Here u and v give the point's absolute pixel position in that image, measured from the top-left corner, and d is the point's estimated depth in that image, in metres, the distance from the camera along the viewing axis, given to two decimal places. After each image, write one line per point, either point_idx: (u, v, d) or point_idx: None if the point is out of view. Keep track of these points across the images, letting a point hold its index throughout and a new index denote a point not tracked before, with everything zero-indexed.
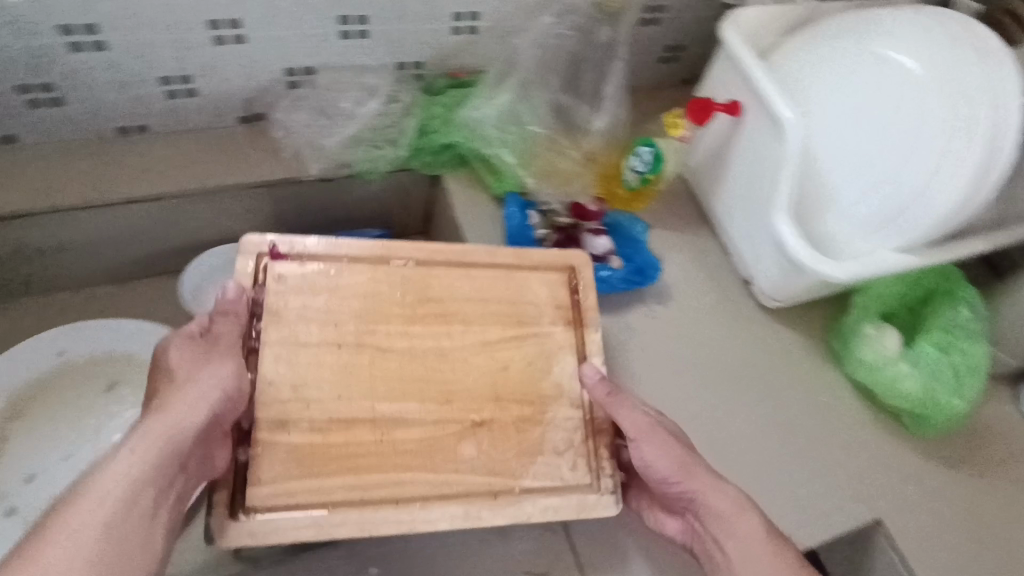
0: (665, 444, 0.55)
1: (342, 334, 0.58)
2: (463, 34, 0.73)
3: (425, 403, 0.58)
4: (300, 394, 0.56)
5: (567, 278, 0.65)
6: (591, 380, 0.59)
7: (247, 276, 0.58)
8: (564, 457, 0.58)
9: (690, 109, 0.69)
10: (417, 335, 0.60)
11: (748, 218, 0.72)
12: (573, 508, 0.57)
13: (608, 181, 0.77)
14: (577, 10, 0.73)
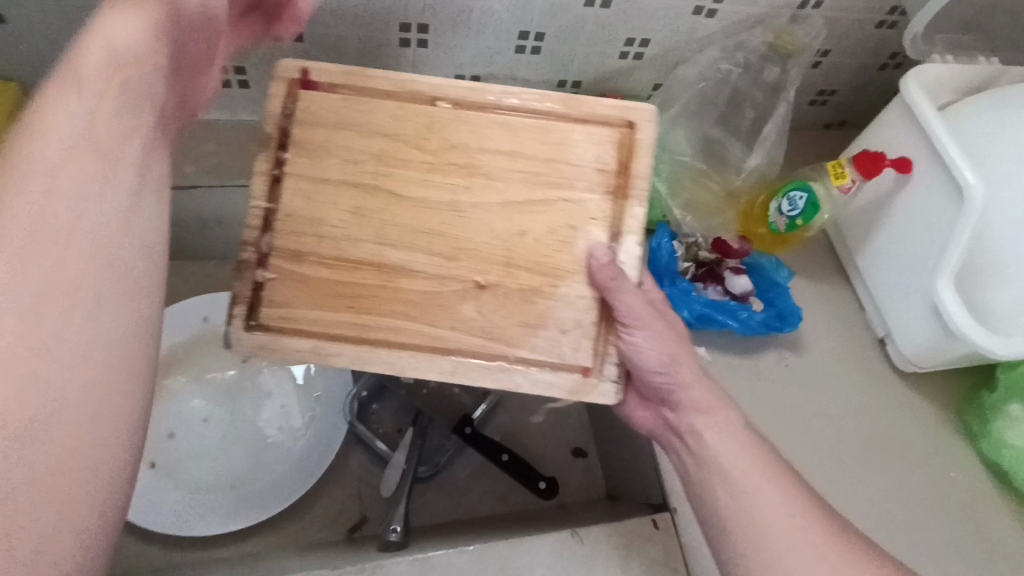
0: (661, 336, 0.52)
1: (360, 173, 0.52)
2: (629, 59, 0.74)
3: (431, 257, 0.51)
4: (315, 228, 0.51)
5: (619, 141, 0.53)
6: (601, 258, 0.50)
7: (264, 162, 0.51)
8: (568, 335, 0.51)
9: (859, 161, 0.68)
10: (429, 179, 0.52)
11: (903, 279, 0.69)
12: (567, 388, 0.51)
13: (749, 221, 0.77)
14: (748, 47, 0.72)
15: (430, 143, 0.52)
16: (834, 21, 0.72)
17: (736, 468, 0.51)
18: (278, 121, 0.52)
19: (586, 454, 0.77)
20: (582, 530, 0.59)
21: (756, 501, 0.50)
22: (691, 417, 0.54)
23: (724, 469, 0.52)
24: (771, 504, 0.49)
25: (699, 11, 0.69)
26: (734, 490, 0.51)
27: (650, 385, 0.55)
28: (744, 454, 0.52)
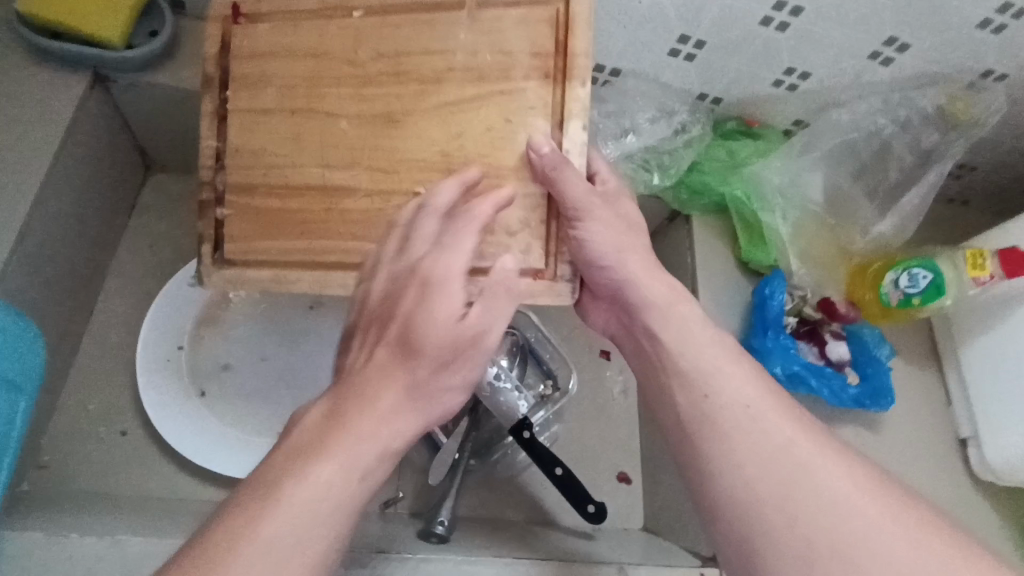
0: (608, 227, 0.51)
1: (293, 97, 0.52)
2: (781, 88, 0.69)
3: (368, 172, 0.50)
4: (262, 160, 0.52)
5: (555, 19, 0.49)
6: (546, 148, 0.47)
7: (211, 104, 0.53)
8: (517, 238, 0.49)
9: (1005, 259, 0.64)
10: (366, 88, 0.51)
11: (1006, 387, 0.65)
12: (521, 295, 0.50)
13: (857, 285, 0.72)
14: (911, 105, 0.67)
15: (359, 55, 0.51)
16: (1011, 99, 0.66)
17: (700, 362, 0.49)
18: (218, 62, 0.53)
19: (630, 480, 0.74)
20: (632, 569, 0.57)
21: (722, 388, 0.47)
22: (652, 319, 0.52)
23: (694, 366, 0.49)
24: (734, 391, 0.47)
25: (875, 56, 0.63)
26: (696, 385, 0.48)
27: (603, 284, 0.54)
28: (709, 346, 0.49)
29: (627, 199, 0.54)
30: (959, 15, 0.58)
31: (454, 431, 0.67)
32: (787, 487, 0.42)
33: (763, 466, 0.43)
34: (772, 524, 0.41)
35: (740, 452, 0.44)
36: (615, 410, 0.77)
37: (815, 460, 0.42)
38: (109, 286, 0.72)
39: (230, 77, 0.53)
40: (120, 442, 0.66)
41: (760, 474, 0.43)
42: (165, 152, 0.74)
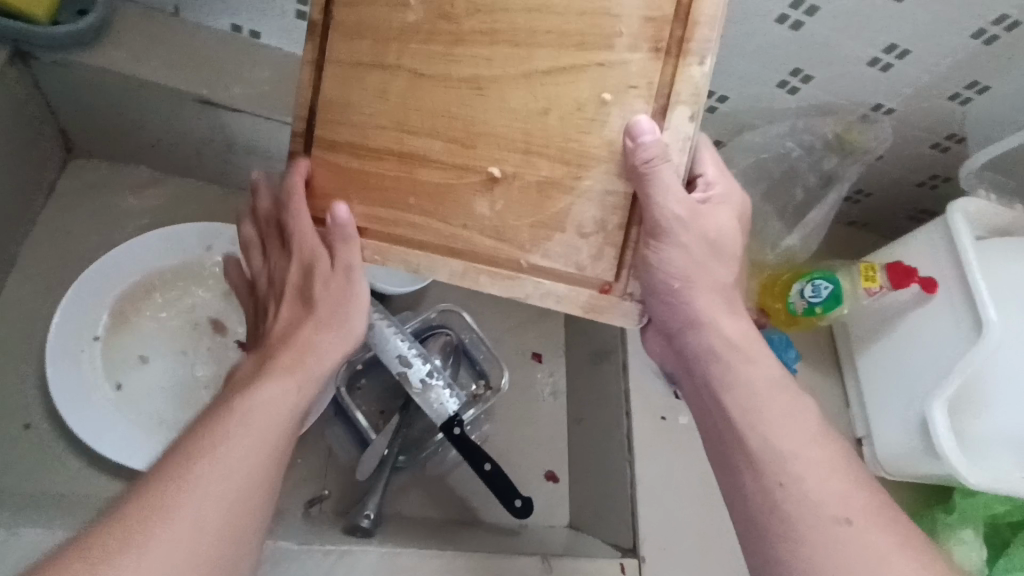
0: (688, 249, 0.48)
1: (377, 51, 0.46)
2: (702, 110, 0.75)
3: (446, 141, 0.46)
4: (338, 115, 0.48)
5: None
6: (653, 142, 0.43)
7: (309, 52, 0.48)
8: (590, 240, 0.47)
9: (891, 271, 0.71)
10: (464, 46, 0.45)
11: (894, 391, 0.72)
12: (582, 305, 0.48)
13: (768, 295, 0.78)
14: (814, 132, 0.74)
15: (457, 11, 0.44)
16: (898, 131, 0.75)
17: (746, 397, 0.47)
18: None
19: (556, 479, 0.75)
20: (555, 561, 0.58)
21: (764, 429, 0.45)
22: (714, 365, 0.49)
23: (739, 403, 0.47)
24: (776, 419, 0.46)
25: (783, 85, 0.70)
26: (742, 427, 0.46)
27: (665, 313, 0.50)
28: (758, 379, 0.48)
29: (722, 209, 0.50)
30: (852, 53, 0.65)
31: (386, 427, 0.67)
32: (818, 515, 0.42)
33: (798, 510, 0.42)
34: (805, 539, 0.41)
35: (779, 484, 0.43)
36: (544, 411, 0.79)
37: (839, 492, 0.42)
38: (18, 272, 0.68)
39: (333, 24, 0.47)
40: (19, 438, 0.62)
41: (803, 517, 0.42)
42: (89, 137, 0.72)
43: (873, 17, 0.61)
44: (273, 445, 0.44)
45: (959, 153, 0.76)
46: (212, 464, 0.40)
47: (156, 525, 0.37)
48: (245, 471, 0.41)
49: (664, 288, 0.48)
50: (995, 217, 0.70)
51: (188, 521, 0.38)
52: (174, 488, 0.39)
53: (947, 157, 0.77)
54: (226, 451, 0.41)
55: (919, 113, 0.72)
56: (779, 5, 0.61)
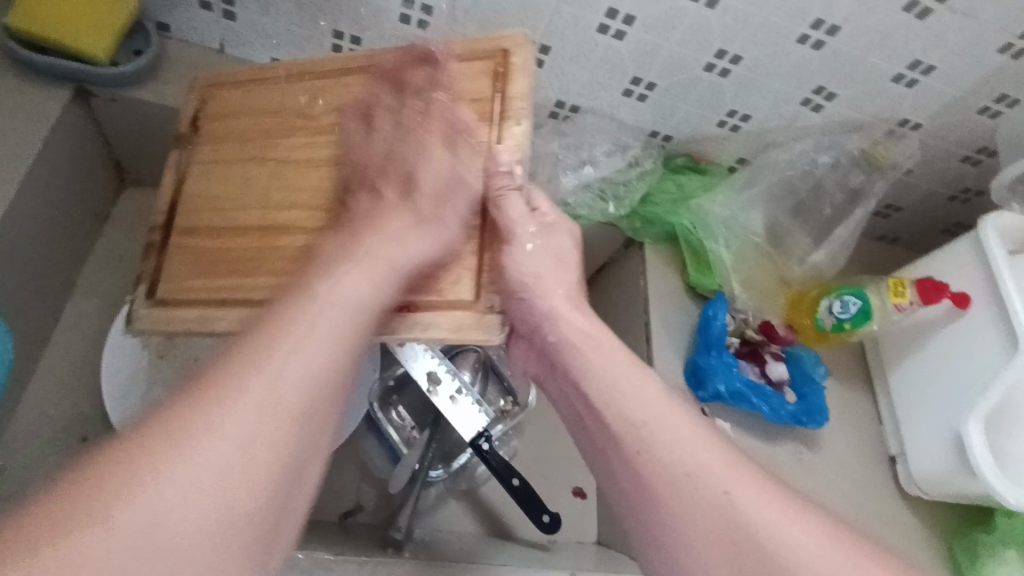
0: (537, 253, 0.50)
1: (251, 149, 0.58)
2: (725, 129, 0.76)
3: (306, 210, 0.54)
4: (212, 206, 0.57)
5: (494, 72, 0.54)
6: (506, 166, 0.50)
7: (175, 159, 0.59)
8: (448, 271, 0.50)
9: (923, 287, 0.70)
10: (287, 132, 0.57)
11: (928, 408, 0.71)
12: (451, 328, 0.49)
13: (796, 311, 0.78)
14: (840, 148, 0.75)
15: (313, 112, 0.57)
16: (926, 146, 0.75)
17: (629, 414, 0.45)
18: (190, 118, 0.61)
19: (584, 495, 0.76)
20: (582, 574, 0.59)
21: (653, 440, 0.44)
22: (573, 359, 0.49)
23: (628, 411, 0.46)
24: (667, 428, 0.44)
25: (807, 103, 0.71)
26: (627, 441, 0.45)
27: (525, 316, 0.51)
28: (635, 394, 0.46)
29: (569, 233, 0.54)
30: (877, 69, 0.66)
31: (417, 441, 0.68)
32: (701, 504, 0.41)
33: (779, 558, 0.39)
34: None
35: (669, 488, 0.42)
36: (572, 427, 0.80)
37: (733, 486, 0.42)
38: (78, 294, 0.73)
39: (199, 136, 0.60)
40: (78, 449, 0.66)
41: (693, 514, 0.41)
42: (139, 166, 0.77)
43: (895, 35, 0.62)
44: (322, 380, 0.38)
45: (990, 166, 0.75)
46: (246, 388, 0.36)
47: (180, 435, 0.34)
48: (259, 406, 0.36)
49: (517, 286, 0.50)
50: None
51: (216, 440, 0.34)
52: (201, 405, 0.35)
53: (979, 169, 0.77)
54: (253, 393, 0.36)
55: (948, 127, 0.72)
56: (801, 26, 0.62)
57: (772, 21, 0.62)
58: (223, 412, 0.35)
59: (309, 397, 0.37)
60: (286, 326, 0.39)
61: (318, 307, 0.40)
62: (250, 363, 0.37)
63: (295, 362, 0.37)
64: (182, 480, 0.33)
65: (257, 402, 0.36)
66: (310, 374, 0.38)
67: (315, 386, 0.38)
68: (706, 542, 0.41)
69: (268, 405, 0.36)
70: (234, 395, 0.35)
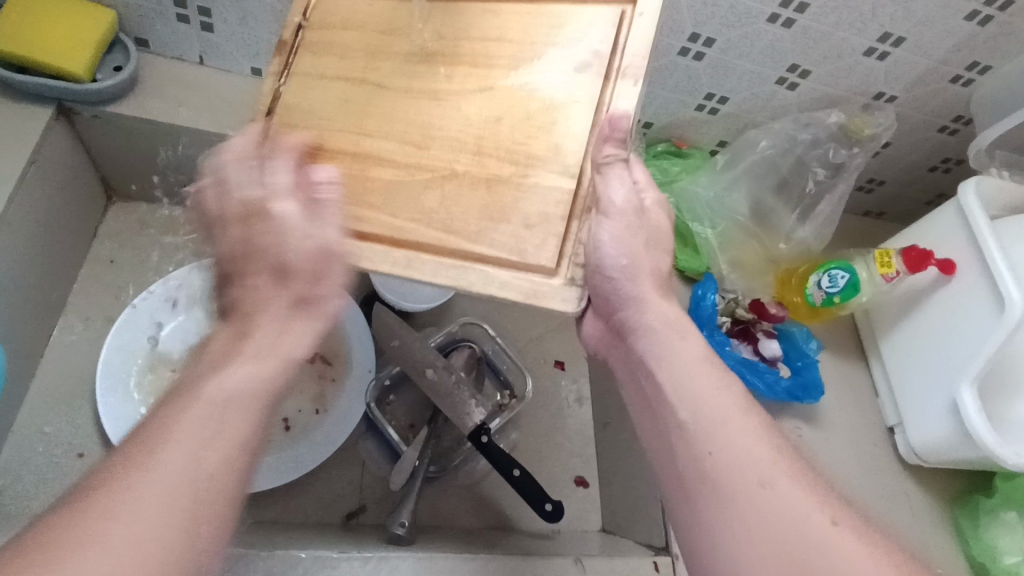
0: (631, 231, 0.47)
1: (352, 69, 0.52)
2: (703, 112, 0.77)
3: (401, 144, 0.49)
4: (307, 120, 0.52)
5: (619, 19, 0.49)
6: (621, 131, 0.45)
7: (276, 63, 0.54)
8: (534, 231, 0.46)
9: (907, 256, 0.70)
10: (388, 57, 0.52)
11: (922, 377, 0.71)
12: (524, 292, 0.45)
13: (786, 289, 0.78)
14: (819, 125, 0.75)
15: (419, 37, 0.52)
16: (902, 117, 0.75)
17: (705, 409, 0.43)
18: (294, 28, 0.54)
19: (586, 484, 0.76)
20: (587, 560, 0.59)
21: (725, 441, 0.41)
22: (648, 344, 0.48)
23: (681, 395, 0.44)
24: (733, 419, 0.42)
25: (782, 81, 0.72)
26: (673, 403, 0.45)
27: (607, 294, 0.49)
28: (695, 364, 0.45)
29: (656, 207, 0.50)
30: (849, 43, 0.66)
31: (416, 439, 0.69)
32: (753, 508, 0.39)
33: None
34: None
35: (736, 494, 0.40)
36: (571, 418, 0.80)
37: (808, 508, 0.38)
38: (70, 311, 0.73)
39: (302, 46, 0.54)
40: (75, 465, 0.66)
41: (760, 524, 0.38)
42: (125, 182, 0.77)
43: (862, 8, 0.63)
44: (237, 456, 0.39)
45: (968, 134, 0.76)
46: (153, 464, 0.36)
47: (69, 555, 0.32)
48: (184, 484, 0.36)
49: (609, 265, 0.47)
50: (1011, 191, 0.70)
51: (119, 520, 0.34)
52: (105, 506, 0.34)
53: (957, 139, 0.78)
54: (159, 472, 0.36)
55: (923, 98, 0.73)
56: (770, 6, 0.62)
57: (741, 2, 0.62)
58: (134, 490, 0.35)
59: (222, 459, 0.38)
60: (171, 412, 0.39)
61: (212, 415, 0.39)
62: (151, 447, 0.37)
63: (189, 434, 0.38)
64: (140, 524, 0.34)
65: (165, 463, 0.36)
66: (228, 426, 0.39)
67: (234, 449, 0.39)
68: (769, 558, 0.37)
69: (224, 442, 0.38)
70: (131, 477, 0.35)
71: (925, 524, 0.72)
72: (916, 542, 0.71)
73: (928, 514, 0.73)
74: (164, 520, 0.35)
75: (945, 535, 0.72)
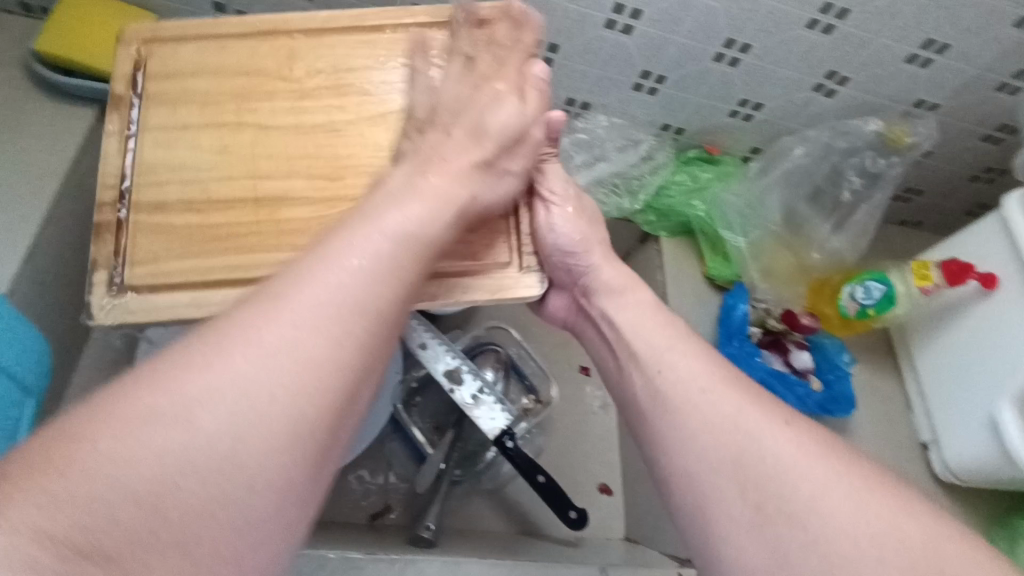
0: (569, 214, 0.51)
1: (219, 112, 0.50)
2: (737, 119, 0.75)
3: (308, 180, 0.49)
4: (178, 176, 0.49)
5: (501, 22, 0.50)
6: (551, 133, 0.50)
7: (116, 122, 0.51)
8: (479, 235, 0.49)
9: (946, 270, 0.68)
10: (264, 95, 0.51)
11: (961, 394, 0.69)
12: (489, 289, 0.48)
13: (819, 299, 0.77)
14: (857, 132, 0.73)
15: (294, 72, 0.51)
16: (944, 126, 0.73)
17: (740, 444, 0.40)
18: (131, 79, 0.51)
19: (610, 492, 0.76)
20: (612, 570, 0.59)
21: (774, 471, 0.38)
22: (606, 302, 0.52)
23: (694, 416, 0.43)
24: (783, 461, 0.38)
25: (819, 88, 0.70)
26: None
27: (560, 270, 0.53)
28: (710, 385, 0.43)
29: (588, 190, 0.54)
30: (890, 50, 0.65)
31: (442, 442, 0.69)
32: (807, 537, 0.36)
33: None
34: None
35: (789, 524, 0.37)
36: (595, 424, 0.80)
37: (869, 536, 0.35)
38: None
39: (149, 95, 0.51)
40: None
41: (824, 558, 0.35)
42: None
43: (905, 14, 0.61)
44: (342, 336, 0.32)
45: (1012, 143, 0.74)
46: (238, 357, 0.30)
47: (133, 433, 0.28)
48: (272, 403, 0.29)
49: (561, 248, 0.51)
50: None
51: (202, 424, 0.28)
52: (179, 387, 0.29)
53: (1001, 148, 0.75)
54: (250, 369, 0.30)
55: (966, 106, 0.71)
56: (810, 13, 0.61)
57: (781, 8, 0.61)
58: (216, 384, 0.29)
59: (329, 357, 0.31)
60: (290, 283, 0.32)
61: (306, 287, 0.32)
62: (253, 322, 0.31)
63: (297, 319, 0.31)
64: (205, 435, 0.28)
65: (260, 350, 0.30)
66: (345, 328, 0.32)
67: (339, 337, 0.32)
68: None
69: (332, 320, 0.32)
70: (220, 362, 0.30)
71: None
72: None
73: None
74: (241, 442, 0.29)
75: None
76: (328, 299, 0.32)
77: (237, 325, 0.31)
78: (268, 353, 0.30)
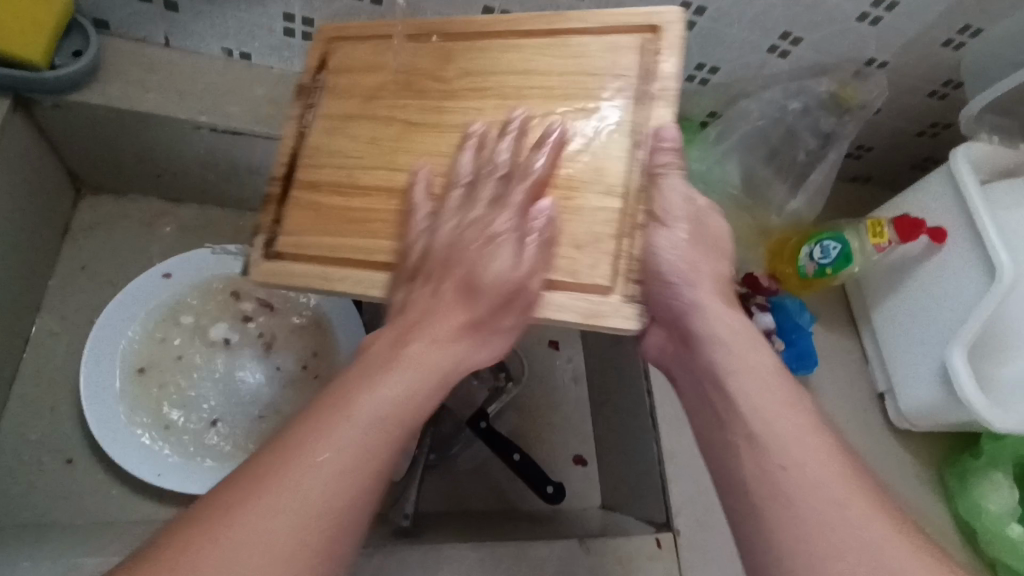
0: (682, 238, 0.49)
1: (375, 107, 0.54)
2: (693, 83, 0.75)
3: (432, 177, 0.50)
4: (333, 161, 0.53)
5: (643, 46, 0.49)
6: (669, 140, 0.46)
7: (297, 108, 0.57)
8: (584, 252, 0.45)
9: (899, 226, 0.70)
10: (412, 95, 0.53)
11: (913, 345, 0.72)
12: (585, 313, 0.45)
13: (778, 260, 0.77)
14: (811, 92, 0.74)
15: (446, 74, 0.53)
16: (893, 83, 0.75)
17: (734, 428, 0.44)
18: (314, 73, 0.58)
19: (585, 462, 0.77)
20: (590, 542, 0.59)
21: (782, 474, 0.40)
22: (718, 352, 0.48)
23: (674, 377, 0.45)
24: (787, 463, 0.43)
25: (773, 50, 0.70)
26: None
27: (667, 302, 0.50)
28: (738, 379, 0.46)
29: (713, 215, 0.52)
30: (841, 10, 0.65)
31: (414, 429, 0.68)
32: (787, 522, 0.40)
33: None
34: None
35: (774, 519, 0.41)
36: (566, 396, 0.80)
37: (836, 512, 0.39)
38: (46, 314, 0.71)
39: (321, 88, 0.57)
40: (65, 472, 0.65)
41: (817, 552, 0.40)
42: (94, 174, 0.74)
43: None
44: (367, 463, 0.37)
45: (957, 98, 0.76)
46: (301, 470, 0.36)
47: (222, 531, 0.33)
48: (295, 516, 0.34)
49: (667, 270, 0.49)
50: (999, 157, 0.70)
51: (269, 514, 0.34)
52: (257, 487, 0.35)
53: (947, 103, 0.77)
54: (310, 479, 0.36)
55: (912, 64, 0.72)
56: None
57: None
58: (297, 479, 0.35)
59: (358, 483, 0.37)
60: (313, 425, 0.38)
61: (328, 431, 0.37)
62: (281, 468, 0.36)
63: (332, 444, 0.37)
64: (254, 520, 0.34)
65: (312, 468, 0.36)
66: (368, 444, 0.37)
67: (358, 473, 0.37)
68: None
69: (377, 418, 0.39)
70: (285, 481, 0.35)
71: (913, 489, 0.74)
72: (905, 510, 0.73)
73: (916, 479, 0.75)
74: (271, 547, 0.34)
75: (933, 497, 0.74)
76: (343, 440, 0.37)
77: (292, 440, 0.37)
78: (314, 467, 0.36)
